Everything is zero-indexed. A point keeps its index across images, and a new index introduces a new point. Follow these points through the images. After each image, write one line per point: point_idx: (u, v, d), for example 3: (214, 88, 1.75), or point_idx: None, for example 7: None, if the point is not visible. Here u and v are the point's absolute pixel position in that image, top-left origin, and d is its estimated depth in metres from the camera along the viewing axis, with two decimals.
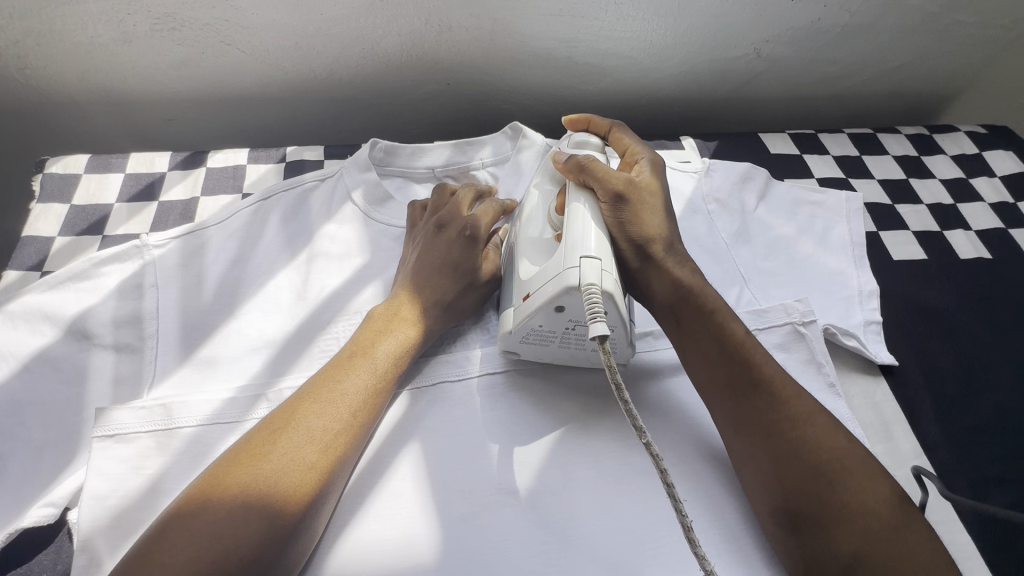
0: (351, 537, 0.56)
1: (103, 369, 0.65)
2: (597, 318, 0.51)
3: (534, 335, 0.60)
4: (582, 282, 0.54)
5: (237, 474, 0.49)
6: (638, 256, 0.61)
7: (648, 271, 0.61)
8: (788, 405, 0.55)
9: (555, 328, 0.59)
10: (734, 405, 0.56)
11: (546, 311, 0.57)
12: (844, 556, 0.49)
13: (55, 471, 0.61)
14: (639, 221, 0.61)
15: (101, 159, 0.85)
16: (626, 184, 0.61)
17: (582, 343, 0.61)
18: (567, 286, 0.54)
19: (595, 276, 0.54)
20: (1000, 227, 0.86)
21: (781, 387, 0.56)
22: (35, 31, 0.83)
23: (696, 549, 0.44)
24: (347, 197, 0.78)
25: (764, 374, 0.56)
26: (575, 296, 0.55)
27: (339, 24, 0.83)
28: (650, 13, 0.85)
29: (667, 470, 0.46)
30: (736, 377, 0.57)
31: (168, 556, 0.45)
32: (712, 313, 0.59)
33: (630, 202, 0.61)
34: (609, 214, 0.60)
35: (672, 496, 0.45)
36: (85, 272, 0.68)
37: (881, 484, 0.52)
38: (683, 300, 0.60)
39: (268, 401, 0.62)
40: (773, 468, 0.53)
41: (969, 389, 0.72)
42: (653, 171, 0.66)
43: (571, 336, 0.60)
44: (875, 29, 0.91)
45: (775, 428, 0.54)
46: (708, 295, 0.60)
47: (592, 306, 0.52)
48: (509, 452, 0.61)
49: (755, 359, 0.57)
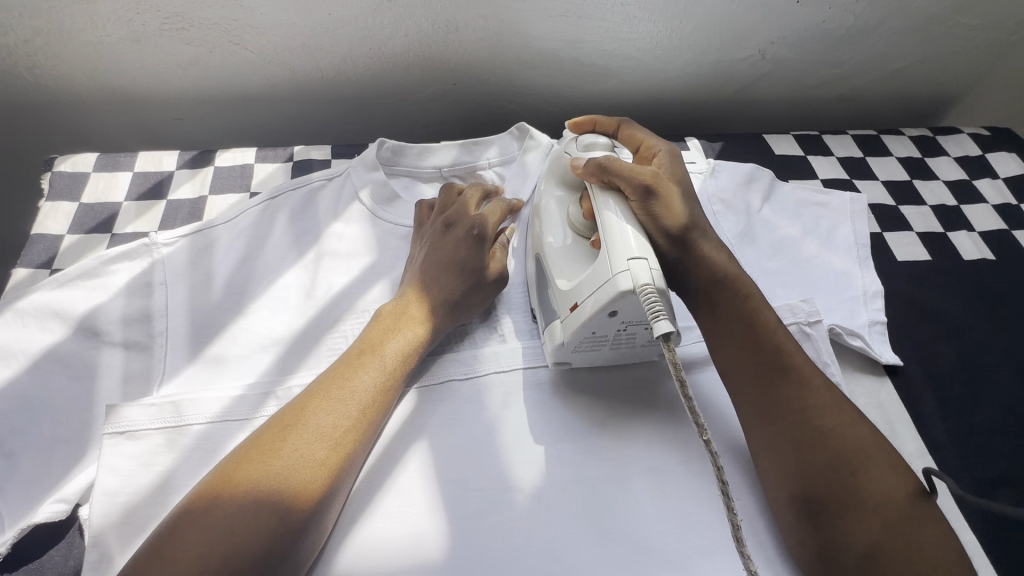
0: (361, 534, 0.56)
1: (112, 367, 0.66)
2: (659, 316, 0.51)
3: (588, 342, 0.60)
4: (636, 285, 0.53)
5: (248, 470, 0.50)
6: (675, 246, 0.61)
7: (686, 260, 0.61)
8: (815, 394, 0.56)
9: (607, 333, 0.59)
10: (762, 392, 0.57)
11: (599, 318, 0.57)
12: (861, 547, 0.49)
13: (65, 467, 0.62)
14: (671, 212, 0.61)
15: (109, 157, 0.86)
16: (653, 178, 0.61)
17: (631, 342, 0.62)
18: (621, 291, 0.54)
19: (647, 276, 0.54)
20: (1004, 228, 0.86)
21: (808, 375, 0.57)
22: (43, 30, 0.83)
23: (742, 549, 0.43)
24: (354, 197, 0.78)
25: (793, 363, 0.57)
26: (628, 300, 0.55)
27: (347, 25, 0.83)
28: (656, 15, 0.85)
29: (723, 467, 0.45)
30: (767, 364, 0.57)
31: (180, 552, 0.45)
32: (747, 298, 0.60)
33: (660, 194, 0.61)
34: (640, 208, 0.61)
35: (725, 494, 0.45)
36: (94, 270, 0.68)
37: (901, 476, 0.52)
38: (720, 285, 0.61)
39: (277, 399, 0.62)
40: (795, 454, 0.54)
41: (973, 389, 0.72)
42: (672, 162, 0.67)
43: (622, 336, 0.60)
44: (879, 31, 0.91)
45: (800, 416, 0.55)
46: (743, 280, 0.62)
47: (652, 305, 0.52)
48: (517, 449, 0.61)
49: (786, 348, 0.58)
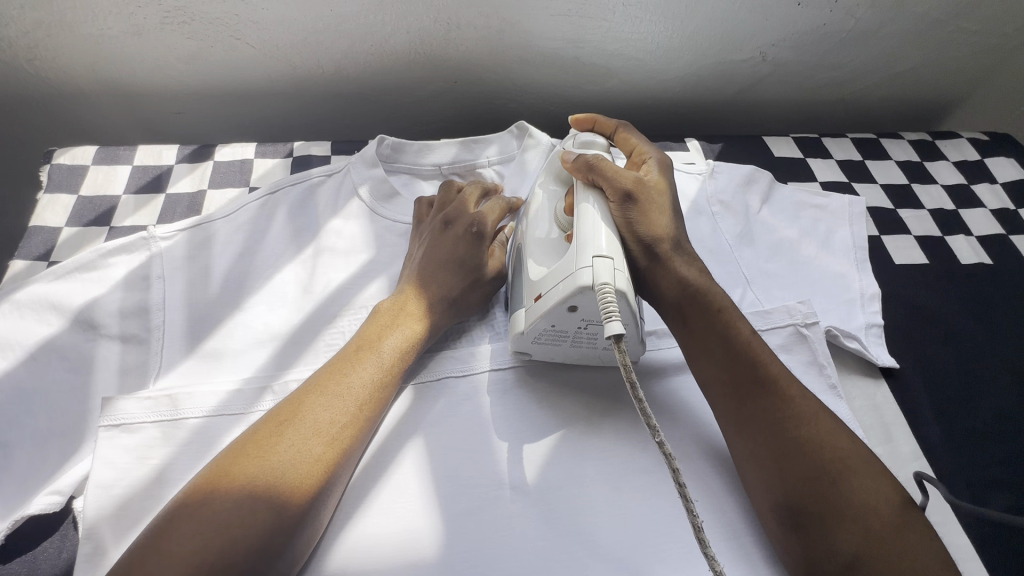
0: (356, 530, 0.56)
1: (109, 360, 0.66)
2: (612, 317, 0.51)
3: (547, 336, 0.61)
4: (596, 282, 0.54)
5: (245, 464, 0.50)
6: (648, 256, 0.61)
7: (656, 271, 0.62)
8: (793, 404, 0.56)
9: (568, 328, 0.59)
10: (740, 401, 0.57)
11: (557, 311, 0.57)
12: (845, 554, 0.50)
13: (60, 459, 0.62)
14: (648, 220, 0.61)
15: (109, 150, 0.86)
16: (635, 184, 0.62)
17: (594, 342, 0.62)
18: (580, 286, 0.55)
19: (609, 274, 0.54)
20: (1000, 233, 0.87)
21: (785, 385, 0.57)
22: (44, 22, 0.83)
23: (706, 549, 0.44)
24: (353, 193, 0.78)
25: (769, 374, 0.57)
26: (588, 296, 0.55)
27: (349, 21, 0.83)
28: (657, 16, 0.85)
29: (680, 470, 0.46)
30: (746, 377, 0.57)
31: (176, 545, 0.45)
32: (719, 312, 0.60)
33: (640, 201, 0.61)
34: (619, 214, 0.61)
35: (683, 496, 0.45)
36: (92, 263, 0.68)
37: (882, 484, 0.52)
38: (691, 299, 0.61)
39: (273, 393, 0.62)
40: (774, 464, 0.54)
41: (969, 392, 0.72)
42: (660, 171, 0.67)
43: (583, 335, 0.60)
44: (878, 36, 0.91)
45: (779, 426, 0.55)
46: (716, 293, 0.61)
47: (607, 306, 0.52)
48: (513, 447, 0.61)
49: (762, 359, 0.58)
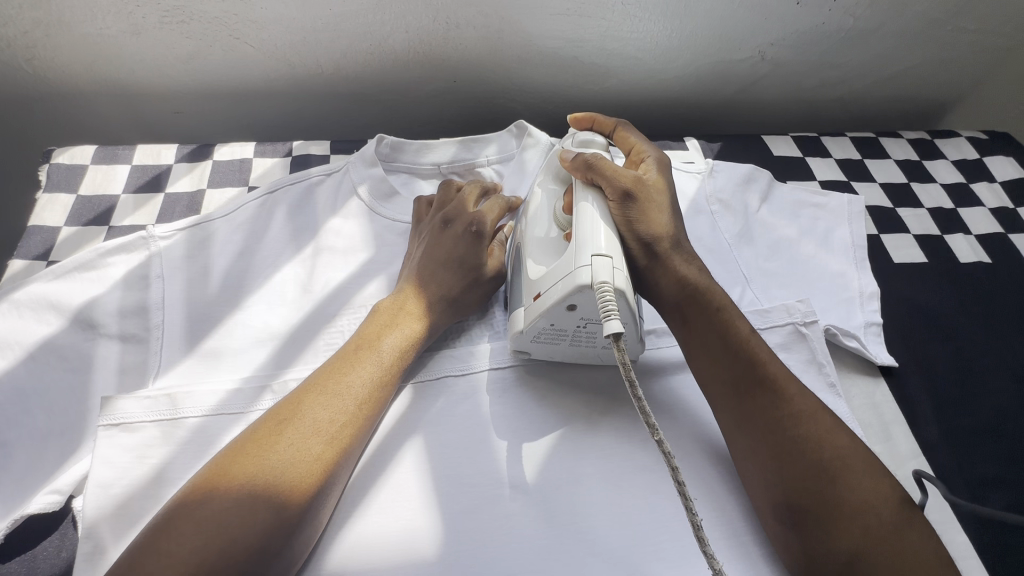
0: (355, 529, 0.56)
1: (108, 360, 0.66)
2: (611, 316, 0.51)
3: (546, 335, 0.61)
4: (595, 281, 0.54)
5: (244, 464, 0.50)
6: (647, 255, 0.61)
7: (656, 270, 0.62)
8: (792, 403, 0.56)
9: (567, 326, 0.59)
10: (739, 400, 0.57)
11: (556, 310, 0.57)
12: (843, 552, 0.50)
13: (60, 459, 0.62)
14: (648, 220, 0.61)
15: (108, 150, 0.86)
16: (634, 183, 0.62)
17: (593, 341, 0.62)
18: (579, 285, 0.55)
19: (608, 274, 0.54)
20: (998, 232, 0.87)
21: (784, 384, 0.57)
22: (43, 21, 0.83)
23: (704, 547, 0.44)
24: (353, 193, 0.78)
25: (768, 373, 0.57)
26: (586, 295, 0.55)
27: (348, 21, 0.83)
28: (656, 15, 0.85)
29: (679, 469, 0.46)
30: (745, 376, 0.57)
31: (176, 544, 0.45)
32: (718, 311, 0.60)
33: (639, 200, 0.61)
34: (618, 213, 0.61)
35: (682, 495, 0.45)
36: (91, 262, 0.68)
37: (880, 483, 0.52)
38: (690, 298, 0.61)
39: (273, 392, 0.62)
40: (772, 463, 0.54)
41: (968, 390, 0.72)
42: (659, 170, 0.67)
43: (582, 334, 0.60)
44: (878, 35, 0.92)
45: (779, 426, 0.55)
46: (715, 292, 0.61)
47: (605, 304, 0.52)
48: (512, 446, 0.61)
49: (761, 358, 0.58)
